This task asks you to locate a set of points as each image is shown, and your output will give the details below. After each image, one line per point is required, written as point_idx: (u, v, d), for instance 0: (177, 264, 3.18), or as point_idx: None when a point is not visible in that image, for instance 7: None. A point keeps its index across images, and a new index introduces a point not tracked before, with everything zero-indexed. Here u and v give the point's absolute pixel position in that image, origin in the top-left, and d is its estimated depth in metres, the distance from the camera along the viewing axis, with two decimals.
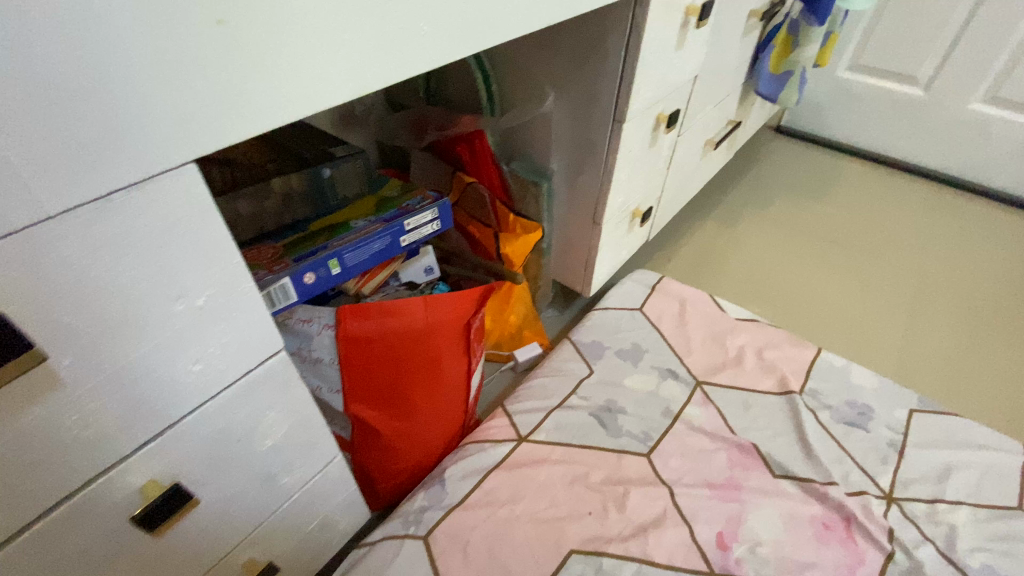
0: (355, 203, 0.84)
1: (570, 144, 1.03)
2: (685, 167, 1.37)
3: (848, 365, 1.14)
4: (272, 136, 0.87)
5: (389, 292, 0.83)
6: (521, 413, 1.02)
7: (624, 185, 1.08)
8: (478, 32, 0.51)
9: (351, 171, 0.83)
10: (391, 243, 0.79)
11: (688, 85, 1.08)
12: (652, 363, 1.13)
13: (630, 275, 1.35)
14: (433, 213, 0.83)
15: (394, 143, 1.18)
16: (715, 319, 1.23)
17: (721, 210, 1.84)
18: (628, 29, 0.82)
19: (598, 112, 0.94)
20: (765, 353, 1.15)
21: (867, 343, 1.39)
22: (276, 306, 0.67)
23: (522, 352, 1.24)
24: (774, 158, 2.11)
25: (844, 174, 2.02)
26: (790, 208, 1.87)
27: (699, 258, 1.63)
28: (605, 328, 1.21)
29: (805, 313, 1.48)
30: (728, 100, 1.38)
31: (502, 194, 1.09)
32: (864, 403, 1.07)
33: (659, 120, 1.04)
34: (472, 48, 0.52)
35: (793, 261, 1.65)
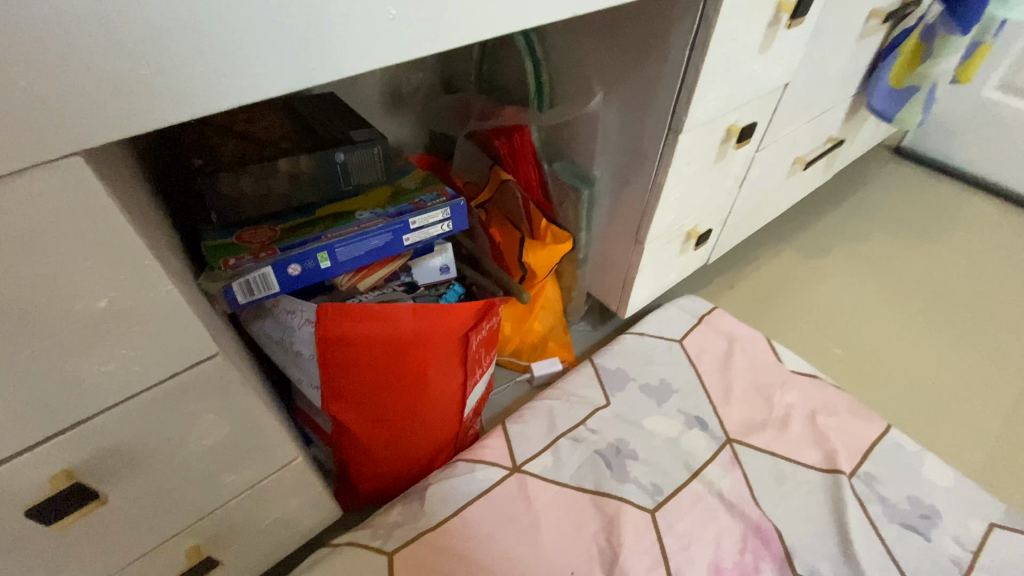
0: (369, 192, 0.80)
1: (618, 151, 0.91)
2: (762, 188, 1.20)
3: (921, 453, 0.95)
4: (301, 110, 0.84)
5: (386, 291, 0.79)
6: (521, 436, 0.94)
7: (677, 203, 0.95)
8: (470, 23, 0.43)
9: (369, 158, 0.78)
10: (393, 241, 0.73)
11: (774, 94, 0.92)
12: (679, 407, 1.00)
13: (676, 301, 1.22)
14: (445, 213, 0.77)
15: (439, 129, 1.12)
16: (765, 368, 1.07)
17: (804, 239, 1.62)
18: (693, 26, 0.70)
19: (653, 119, 0.82)
20: (817, 418, 0.98)
21: (957, 432, 1.16)
22: (255, 295, 0.64)
23: (540, 367, 1.16)
24: (883, 186, 1.82)
25: (969, 218, 1.71)
26: (889, 247, 1.61)
27: (764, 290, 1.46)
28: (635, 356, 1.09)
29: (884, 380, 1.25)
30: (828, 114, 1.18)
31: (539, 196, 1.02)
32: (932, 504, 0.88)
33: (730, 132, 0.89)
34: (462, 41, 0.44)
35: (881, 315, 1.41)
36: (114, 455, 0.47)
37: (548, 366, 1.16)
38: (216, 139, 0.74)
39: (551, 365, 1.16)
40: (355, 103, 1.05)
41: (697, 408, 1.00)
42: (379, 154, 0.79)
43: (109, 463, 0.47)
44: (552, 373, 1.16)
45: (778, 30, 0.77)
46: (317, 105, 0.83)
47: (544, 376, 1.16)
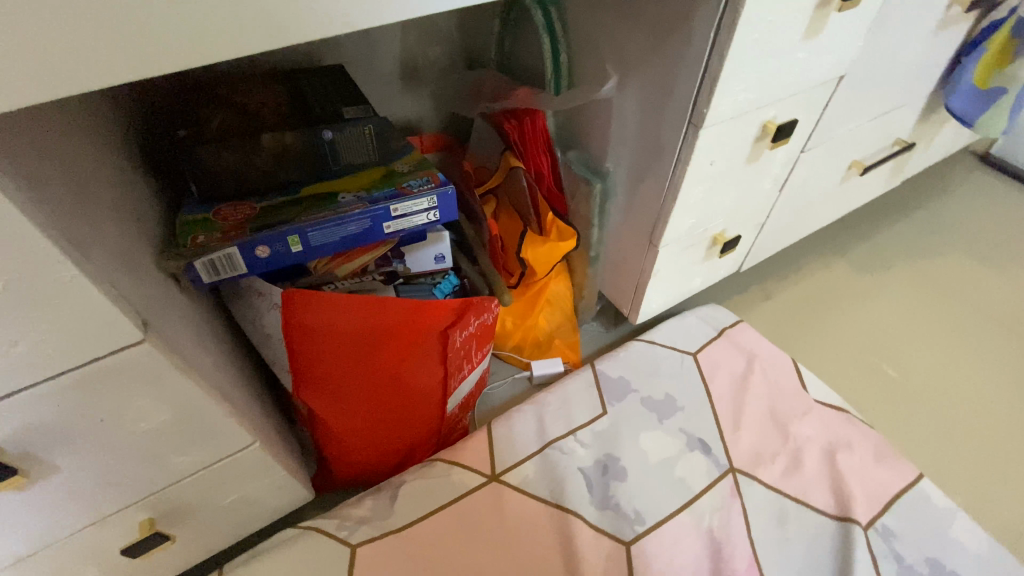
0: (359, 173, 0.76)
1: (635, 143, 0.82)
2: (808, 193, 1.08)
3: (954, 510, 0.83)
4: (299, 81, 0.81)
5: (365, 280, 0.77)
6: (505, 439, 0.89)
7: (699, 205, 0.86)
8: None
9: (359, 137, 0.74)
10: (372, 227, 0.70)
11: (823, 89, 0.80)
12: (680, 426, 0.92)
13: (696, 310, 1.12)
14: (432, 201, 0.72)
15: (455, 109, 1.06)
16: (786, 395, 0.97)
17: (858, 251, 1.46)
18: (718, 5, 0.60)
19: (672, 110, 0.72)
20: (837, 456, 0.88)
21: (995, 481, 1.07)
22: (220, 275, 0.62)
23: (540, 367, 1.09)
24: (961, 197, 1.62)
25: None
26: (957, 270, 1.44)
27: (803, 306, 1.33)
28: (641, 367, 1.01)
29: (922, 421, 1.15)
30: (896, 114, 1.03)
31: (552, 186, 0.94)
32: (957, 571, 0.77)
33: (765, 129, 0.79)
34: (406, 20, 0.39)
35: (934, 347, 1.28)
36: (44, 431, 0.46)
37: (550, 367, 1.09)
38: (207, 109, 0.72)
39: (553, 367, 1.09)
40: (366, 89, 0.99)
41: (701, 429, 0.92)
42: (372, 133, 0.75)
43: (38, 438, 0.46)
44: (553, 375, 1.10)
45: (826, 13, 0.66)
46: (317, 76, 0.80)
47: (543, 378, 1.10)
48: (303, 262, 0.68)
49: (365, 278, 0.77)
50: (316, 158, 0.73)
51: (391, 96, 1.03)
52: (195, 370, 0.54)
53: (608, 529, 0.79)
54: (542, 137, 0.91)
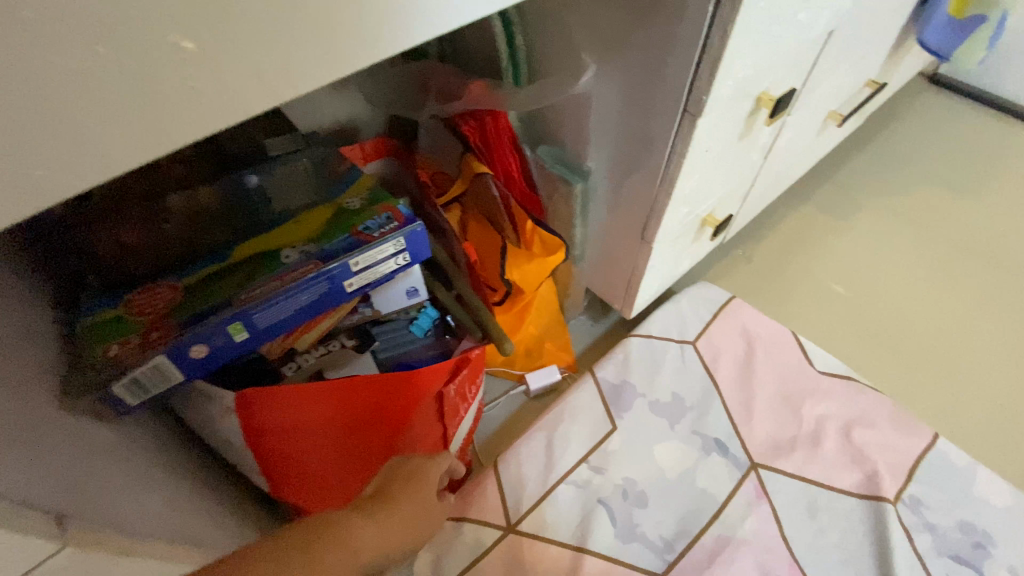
0: (300, 217, 0.62)
1: (618, 135, 0.72)
2: (791, 153, 1.01)
3: (973, 465, 0.82)
4: None
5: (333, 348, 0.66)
6: (515, 479, 0.82)
7: (693, 193, 0.77)
8: None
9: (293, 176, 0.64)
10: (332, 289, 0.57)
11: (817, 47, 0.71)
12: (694, 428, 0.88)
13: (688, 291, 1.04)
14: (400, 243, 0.60)
15: (396, 107, 0.90)
16: (793, 373, 0.93)
17: (825, 193, 1.44)
18: None
19: (662, 99, 0.62)
20: (853, 431, 0.86)
21: (1000, 422, 1.07)
22: (149, 392, 0.52)
23: (534, 381, 1.00)
24: (918, 122, 1.61)
25: (1013, 158, 1.53)
26: (927, 198, 1.43)
27: (785, 260, 1.30)
28: (643, 367, 0.94)
29: (918, 366, 1.14)
30: (874, 55, 0.97)
31: (525, 190, 0.84)
32: (988, 529, 0.77)
33: (760, 103, 0.70)
34: None
35: (919, 288, 1.26)
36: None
37: (547, 378, 1.00)
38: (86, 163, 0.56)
39: (550, 377, 1.00)
40: (285, 109, 0.84)
41: (715, 426, 0.88)
42: (309, 168, 0.65)
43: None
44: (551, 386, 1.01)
45: None
46: None
47: (539, 388, 1.01)
48: (255, 347, 0.56)
49: (331, 346, 0.66)
50: (244, 212, 0.61)
51: (313, 110, 0.88)
52: (138, 531, 0.41)
53: (639, 563, 0.76)
54: (509, 138, 0.80)
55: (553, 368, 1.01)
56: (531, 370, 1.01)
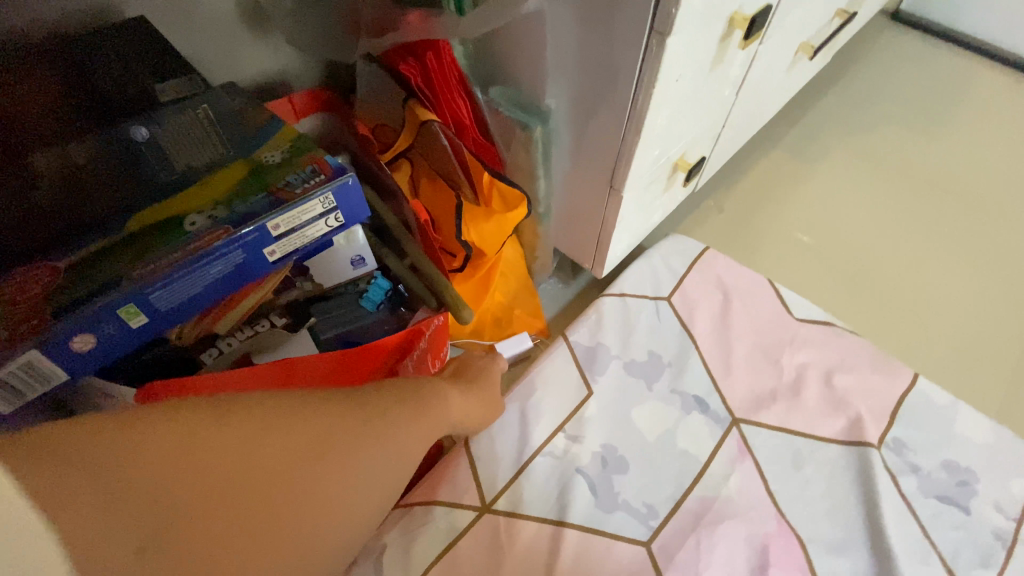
0: (209, 178, 0.52)
1: (577, 67, 0.64)
2: (762, 90, 0.94)
3: (954, 404, 0.81)
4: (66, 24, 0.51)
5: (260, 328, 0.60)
6: (487, 456, 0.76)
7: (663, 133, 0.70)
8: None
9: (193, 127, 0.53)
10: (250, 258, 0.49)
11: None
12: (673, 386, 0.83)
13: (661, 246, 0.97)
14: (330, 201, 0.51)
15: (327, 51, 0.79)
16: (771, 323, 0.89)
17: (793, 136, 1.39)
18: None
19: (624, 17, 0.54)
20: (835, 378, 0.83)
21: (975, 360, 1.07)
22: (26, 397, 0.46)
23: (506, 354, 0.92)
24: (882, 60, 1.57)
25: (974, 94, 1.52)
26: (893, 138, 1.40)
27: (757, 209, 1.25)
28: (617, 327, 0.89)
29: (891, 307, 1.13)
30: None
31: (479, 138, 0.74)
32: (970, 467, 0.76)
33: (733, 24, 0.62)
34: None
35: (891, 230, 1.24)
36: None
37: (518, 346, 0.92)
38: None
39: (522, 345, 0.93)
40: (194, 58, 0.72)
41: (694, 383, 0.83)
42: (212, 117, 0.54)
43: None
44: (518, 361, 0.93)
45: None
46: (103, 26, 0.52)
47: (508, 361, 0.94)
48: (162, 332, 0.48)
49: (260, 326, 0.60)
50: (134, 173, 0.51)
51: (234, 60, 0.76)
52: None
53: (624, 533, 0.72)
54: (454, 75, 0.70)
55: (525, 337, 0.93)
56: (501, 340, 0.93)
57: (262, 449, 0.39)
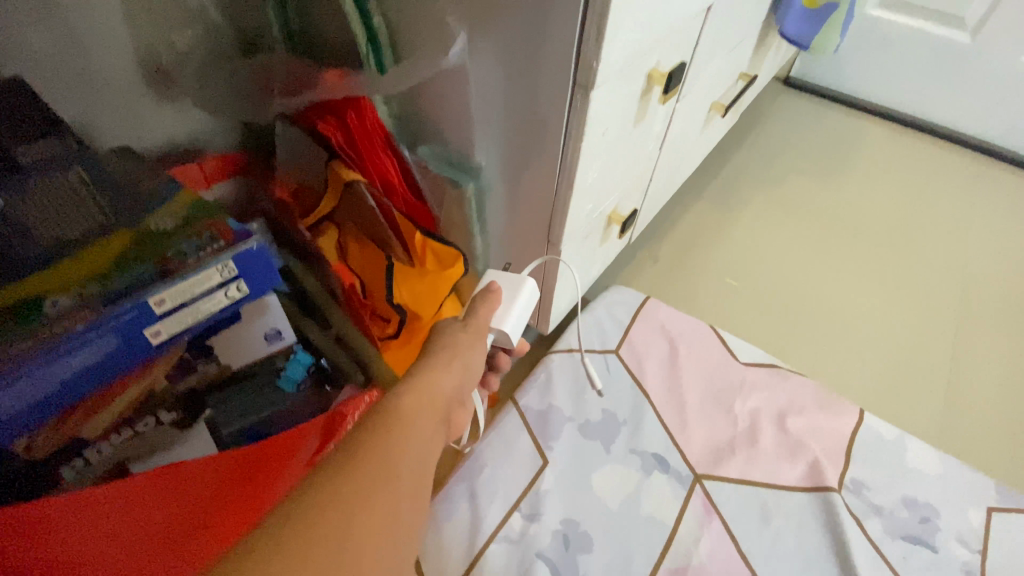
0: (84, 248, 0.45)
1: (504, 122, 0.62)
2: (680, 145, 0.97)
3: (903, 437, 0.81)
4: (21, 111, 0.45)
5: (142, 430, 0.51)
6: (433, 551, 0.67)
7: (595, 186, 0.69)
8: None
9: (64, 196, 0.44)
10: (128, 343, 0.41)
11: (698, 25, 0.67)
12: (630, 447, 0.78)
13: (603, 297, 0.96)
14: (229, 270, 0.44)
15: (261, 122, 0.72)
16: (718, 369, 0.87)
17: (715, 187, 1.46)
18: None
19: (547, 70, 0.54)
20: (786, 421, 0.81)
21: (917, 392, 1.09)
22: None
23: (515, 303, 0.57)
24: (781, 118, 1.74)
25: (865, 142, 1.69)
26: (803, 184, 1.52)
27: (690, 256, 1.28)
28: (569, 387, 0.83)
29: (828, 342, 1.16)
30: (744, 45, 0.98)
31: (410, 198, 0.70)
32: (928, 501, 0.76)
33: (651, 81, 0.63)
34: None
35: (817, 269, 1.29)
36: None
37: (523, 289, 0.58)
38: None
39: (527, 288, 0.58)
40: (81, 121, 0.62)
41: (652, 441, 0.79)
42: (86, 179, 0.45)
43: None
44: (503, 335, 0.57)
45: None
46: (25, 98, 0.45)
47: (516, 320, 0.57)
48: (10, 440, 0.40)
49: (143, 424, 0.51)
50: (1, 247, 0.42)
51: (130, 121, 0.66)
52: None
53: None
54: (379, 131, 0.66)
55: (530, 280, 0.58)
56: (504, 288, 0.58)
57: (362, 516, 0.34)
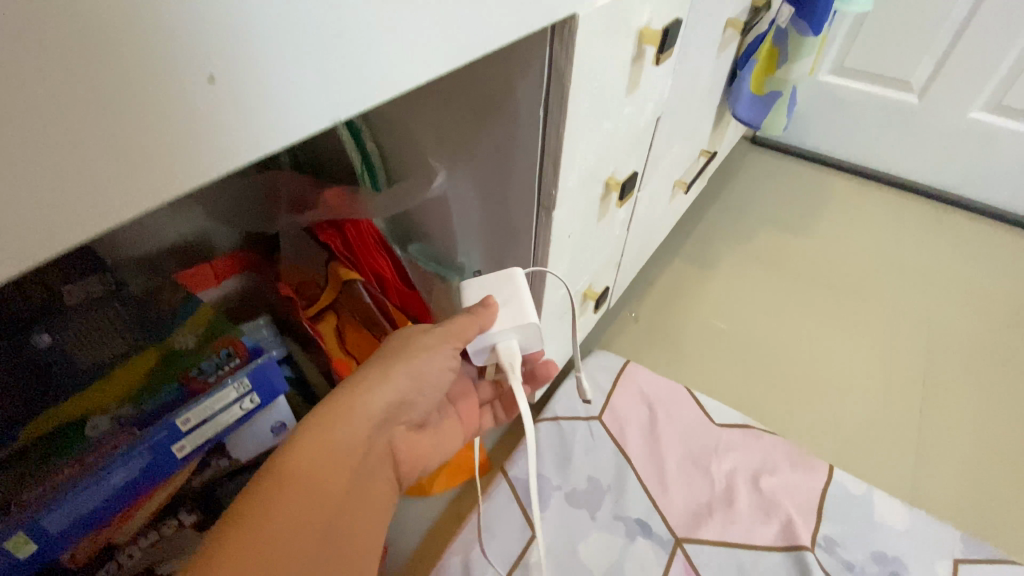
0: (111, 371, 0.50)
1: (482, 230, 0.69)
2: (649, 220, 1.05)
3: (870, 492, 0.86)
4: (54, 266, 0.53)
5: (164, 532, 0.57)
6: None
7: (566, 274, 0.77)
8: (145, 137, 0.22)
9: (124, 323, 0.53)
10: (159, 458, 0.49)
11: (648, 131, 0.76)
12: (614, 513, 0.83)
13: (585, 363, 1.01)
14: (244, 385, 0.53)
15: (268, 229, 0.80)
16: (694, 431, 0.93)
17: (690, 245, 1.54)
18: (542, 81, 0.49)
19: (515, 192, 0.61)
20: (761, 481, 0.87)
21: (891, 440, 1.14)
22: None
23: (523, 306, 0.53)
24: (752, 172, 1.83)
25: (833, 190, 1.78)
26: (773, 237, 1.60)
27: (669, 315, 1.35)
28: (555, 455, 0.89)
29: (805, 393, 1.21)
30: (700, 128, 1.07)
31: (402, 288, 0.77)
32: (897, 554, 0.81)
33: (608, 187, 0.72)
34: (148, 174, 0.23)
35: (790, 322, 1.35)
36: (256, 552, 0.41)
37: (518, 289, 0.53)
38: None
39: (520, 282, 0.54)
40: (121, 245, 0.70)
41: (635, 506, 0.84)
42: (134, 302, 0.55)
43: None
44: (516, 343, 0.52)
45: (642, 67, 0.61)
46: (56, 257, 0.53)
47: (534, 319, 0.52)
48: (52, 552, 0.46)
49: (166, 527, 0.58)
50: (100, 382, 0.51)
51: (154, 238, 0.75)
52: None
53: None
54: (373, 235, 0.74)
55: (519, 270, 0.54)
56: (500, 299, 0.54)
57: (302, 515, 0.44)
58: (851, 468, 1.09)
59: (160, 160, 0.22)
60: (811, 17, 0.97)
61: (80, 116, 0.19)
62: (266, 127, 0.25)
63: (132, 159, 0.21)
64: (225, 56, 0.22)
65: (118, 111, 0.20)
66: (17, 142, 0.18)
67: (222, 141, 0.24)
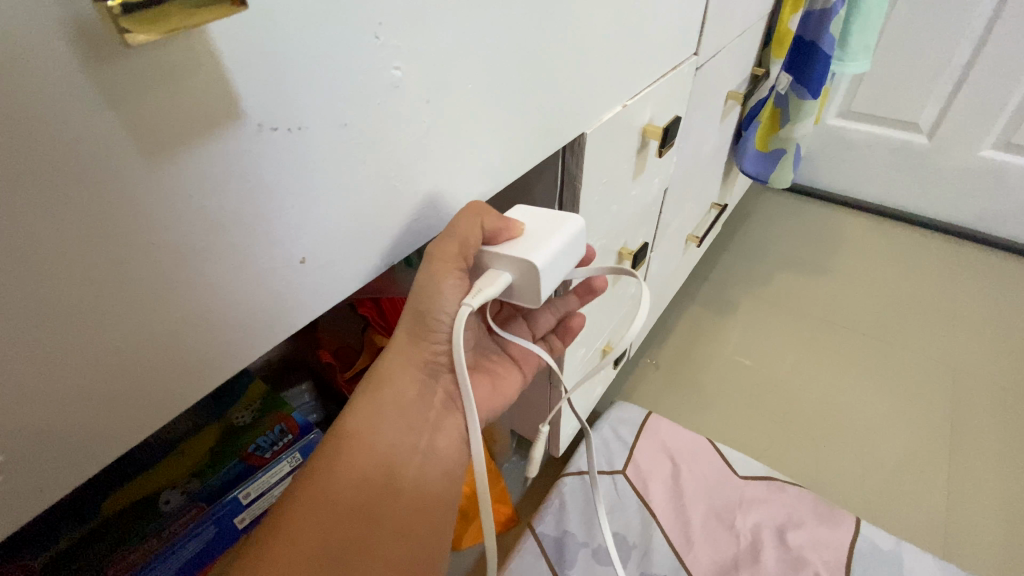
0: (187, 446, 0.57)
1: None
2: (663, 274, 1.09)
3: (898, 546, 0.86)
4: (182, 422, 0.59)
5: None
6: None
7: (584, 336, 0.81)
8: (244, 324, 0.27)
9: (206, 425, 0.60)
10: (221, 532, 0.54)
11: (657, 202, 0.82)
12: (641, 570, 0.85)
13: (607, 416, 1.04)
14: (297, 459, 0.59)
15: None
16: (717, 485, 0.95)
17: (706, 288, 1.57)
18: (556, 183, 0.56)
19: None
20: (786, 536, 0.88)
21: (920, 488, 1.13)
22: None
23: (546, 244, 0.40)
24: (765, 212, 1.86)
25: (847, 228, 1.79)
26: (789, 278, 1.62)
27: (687, 361, 1.37)
28: (580, 511, 0.91)
29: (830, 441, 1.21)
30: (708, 186, 1.12)
31: None
32: None
33: (621, 257, 0.78)
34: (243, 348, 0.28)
35: (811, 367, 1.36)
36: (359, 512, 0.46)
37: (561, 229, 0.41)
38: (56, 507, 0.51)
39: (570, 230, 0.41)
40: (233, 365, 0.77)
41: (662, 563, 0.86)
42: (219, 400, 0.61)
43: None
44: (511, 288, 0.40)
45: (646, 155, 0.67)
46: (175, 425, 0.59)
47: (551, 261, 0.39)
48: None
49: None
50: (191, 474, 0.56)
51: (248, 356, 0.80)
52: None
53: None
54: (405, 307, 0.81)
55: (576, 216, 0.41)
56: (525, 230, 0.41)
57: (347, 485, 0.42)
58: (879, 518, 1.08)
59: (266, 330, 0.29)
60: (809, 82, 1.00)
61: (215, 312, 0.26)
62: (335, 285, 0.31)
63: (250, 331, 0.28)
64: (312, 245, 0.28)
65: (232, 296, 0.26)
66: (171, 338, 0.24)
67: (309, 304, 0.30)
